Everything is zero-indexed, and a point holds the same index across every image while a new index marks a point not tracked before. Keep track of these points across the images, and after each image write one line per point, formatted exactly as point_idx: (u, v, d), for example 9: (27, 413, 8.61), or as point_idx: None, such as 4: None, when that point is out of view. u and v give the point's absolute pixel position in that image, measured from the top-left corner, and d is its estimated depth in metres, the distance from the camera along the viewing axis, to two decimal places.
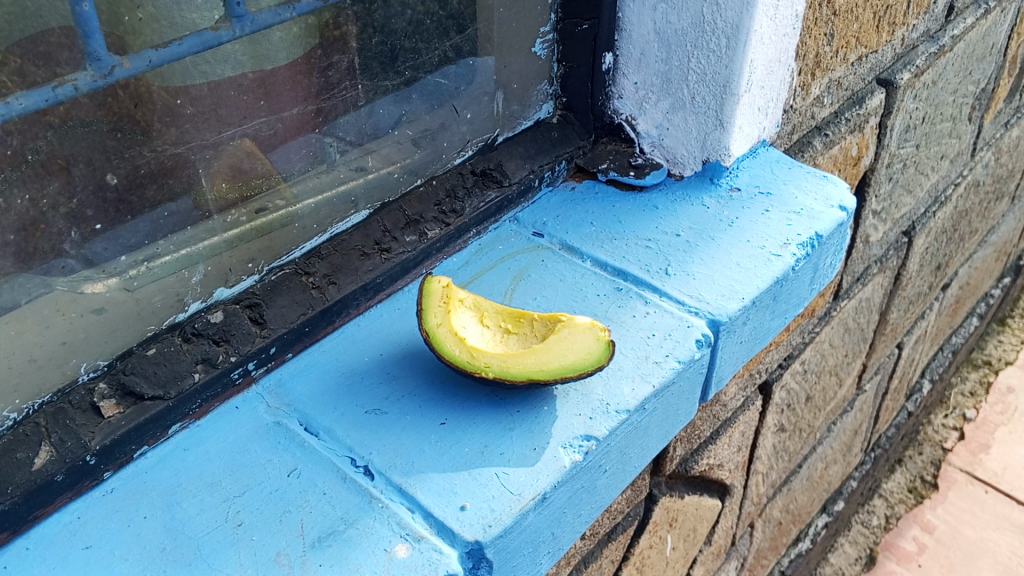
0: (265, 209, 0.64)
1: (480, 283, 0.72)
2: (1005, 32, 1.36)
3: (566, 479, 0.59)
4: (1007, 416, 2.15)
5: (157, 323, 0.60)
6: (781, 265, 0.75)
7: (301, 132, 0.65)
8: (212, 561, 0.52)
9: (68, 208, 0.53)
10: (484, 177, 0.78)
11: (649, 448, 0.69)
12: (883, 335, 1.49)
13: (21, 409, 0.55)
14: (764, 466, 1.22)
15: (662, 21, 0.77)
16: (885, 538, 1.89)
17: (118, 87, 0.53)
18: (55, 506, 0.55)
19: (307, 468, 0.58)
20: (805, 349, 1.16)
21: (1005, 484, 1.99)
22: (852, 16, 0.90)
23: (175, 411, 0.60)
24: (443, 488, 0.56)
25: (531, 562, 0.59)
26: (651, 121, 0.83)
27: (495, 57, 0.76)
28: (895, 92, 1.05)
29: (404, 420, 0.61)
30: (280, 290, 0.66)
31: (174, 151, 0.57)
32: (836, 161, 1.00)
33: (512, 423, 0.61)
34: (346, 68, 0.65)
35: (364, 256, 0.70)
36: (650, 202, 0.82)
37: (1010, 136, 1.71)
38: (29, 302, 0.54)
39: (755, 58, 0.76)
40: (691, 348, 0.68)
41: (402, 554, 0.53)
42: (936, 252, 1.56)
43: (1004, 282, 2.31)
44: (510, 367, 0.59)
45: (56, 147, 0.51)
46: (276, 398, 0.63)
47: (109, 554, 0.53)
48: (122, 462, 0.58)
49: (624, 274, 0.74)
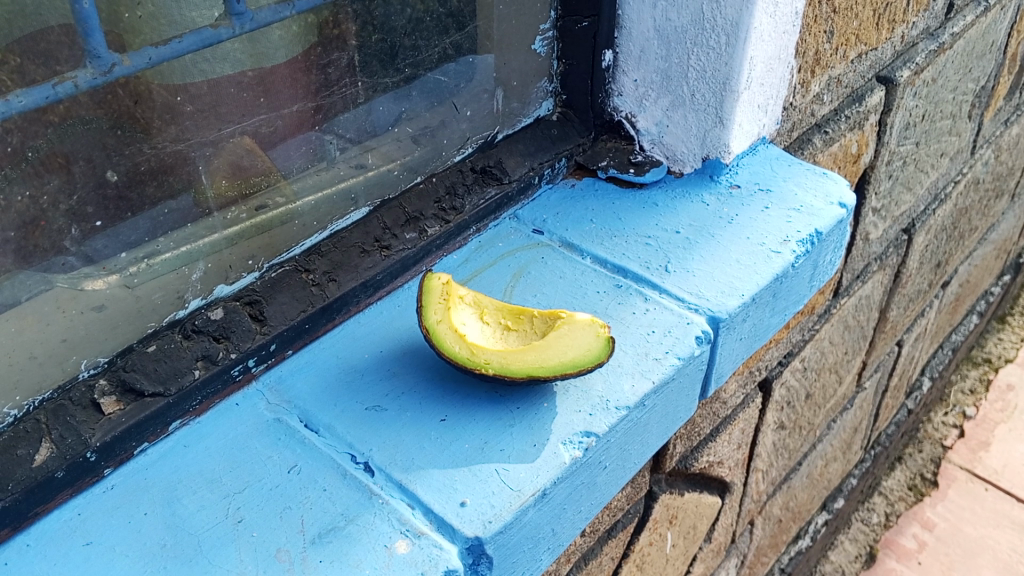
0: (266, 206, 0.64)
1: (480, 280, 0.72)
2: (1005, 29, 1.36)
3: (566, 476, 0.59)
4: (1007, 413, 2.15)
5: (157, 320, 0.60)
6: (781, 262, 0.76)
7: (301, 130, 0.65)
8: (213, 557, 0.52)
9: (68, 206, 0.53)
10: (484, 175, 0.78)
11: (649, 444, 0.69)
12: (882, 333, 1.49)
13: (22, 406, 0.55)
14: (763, 464, 1.23)
15: (662, 18, 0.77)
16: (885, 536, 1.90)
17: (117, 85, 0.53)
18: (55, 502, 0.56)
19: (308, 465, 0.58)
20: (805, 346, 1.16)
21: (1004, 482, 1.99)
22: (851, 13, 0.90)
23: (175, 408, 0.60)
24: (443, 484, 0.57)
25: (530, 558, 0.59)
26: (651, 119, 0.83)
27: (494, 55, 0.76)
28: (894, 90, 1.05)
29: (404, 416, 0.61)
30: (280, 287, 0.66)
31: (174, 148, 0.57)
32: (836, 159, 1.00)
33: (512, 420, 0.61)
34: (345, 65, 0.65)
35: (364, 253, 0.70)
36: (650, 199, 0.82)
37: (1009, 134, 1.71)
38: (29, 299, 0.54)
39: (755, 55, 0.76)
40: (690, 345, 0.68)
41: (402, 550, 0.53)
42: (936, 250, 1.56)
43: (1004, 280, 2.31)
44: (510, 363, 0.59)
45: (56, 144, 0.51)
46: (276, 395, 0.63)
47: (109, 550, 0.53)
48: (122, 458, 0.58)
49: (623, 272, 0.74)
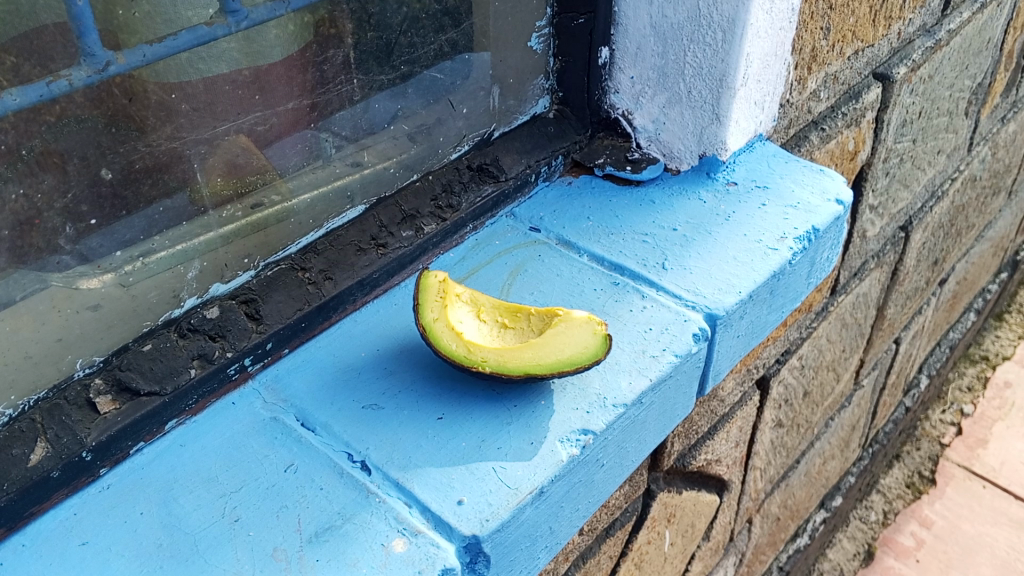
0: (261, 204, 0.64)
1: (477, 278, 0.72)
2: (1001, 26, 1.37)
3: (564, 473, 0.58)
4: (1005, 411, 2.16)
5: (153, 319, 0.60)
6: (777, 259, 0.75)
7: (297, 127, 0.64)
8: (209, 557, 0.52)
9: (63, 204, 0.53)
10: (480, 172, 0.78)
11: (647, 441, 0.69)
12: (880, 331, 1.49)
13: (17, 406, 0.55)
14: (761, 461, 1.22)
15: (658, 15, 0.77)
16: (882, 534, 1.90)
17: (112, 83, 0.53)
18: (51, 503, 0.55)
19: (304, 463, 0.58)
20: (803, 344, 1.16)
21: (1002, 479, 1.99)
22: (847, 10, 0.90)
23: (171, 407, 0.60)
24: (440, 482, 0.56)
25: (528, 557, 0.59)
26: (648, 116, 0.83)
27: (491, 52, 0.76)
28: (892, 87, 1.05)
29: (401, 415, 0.61)
30: (276, 285, 0.65)
31: (169, 146, 0.57)
32: (833, 156, 1.00)
33: (509, 417, 0.60)
34: (341, 62, 0.65)
35: (360, 252, 0.70)
36: (647, 196, 0.82)
37: (1006, 131, 1.71)
38: (24, 298, 0.53)
39: (752, 51, 0.76)
40: (688, 342, 0.68)
41: (398, 549, 0.53)
42: (933, 247, 1.56)
43: (1001, 277, 2.31)
44: (506, 360, 0.59)
45: (50, 143, 0.51)
46: (273, 394, 0.63)
47: (105, 550, 0.53)
48: (117, 458, 0.58)
49: (620, 269, 0.74)
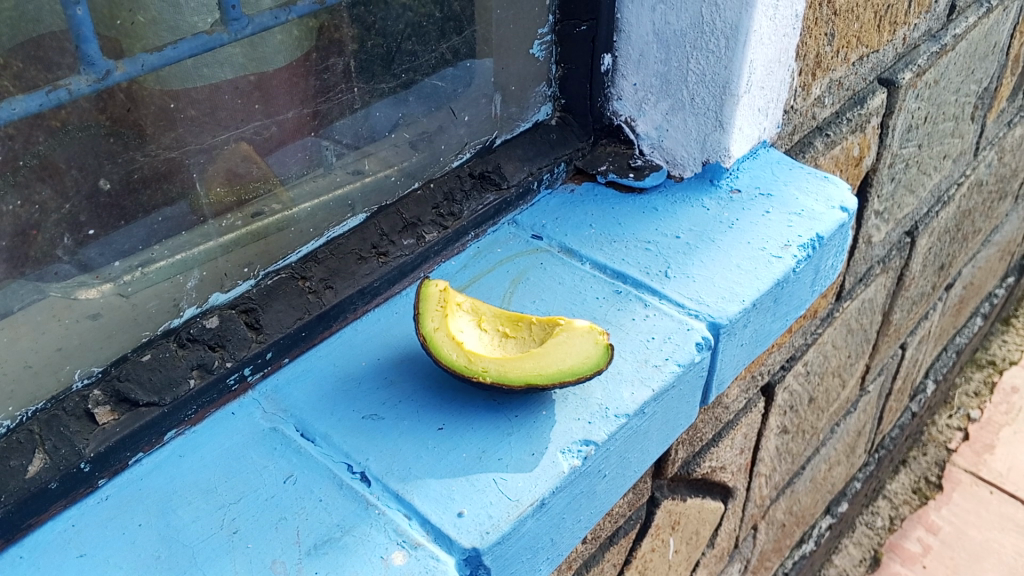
0: (262, 212, 0.64)
1: (479, 287, 0.72)
2: (1008, 31, 1.36)
3: (565, 485, 0.58)
4: (1013, 415, 2.14)
5: (152, 329, 0.60)
6: (782, 267, 0.75)
7: (298, 135, 0.64)
8: (207, 568, 0.52)
9: (61, 214, 0.53)
10: (483, 179, 0.78)
11: (650, 452, 0.68)
12: (886, 336, 1.48)
13: (15, 416, 0.54)
14: (766, 468, 1.22)
15: (660, 22, 0.77)
16: (889, 540, 1.89)
17: (115, 90, 0.52)
18: (49, 514, 0.55)
19: (304, 474, 0.58)
20: (808, 350, 1.15)
21: (1010, 485, 1.98)
22: (852, 15, 0.89)
23: (170, 417, 0.59)
24: (440, 494, 0.56)
25: (529, 568, 0.59)
26: (650, 123, 0.83)
27: (493, 59, 0.76)
28: (897, 92, 1.04)
29: (401, 425, 0.60)
30: (276, 294, 0.65)
31: (169, 155, 0.57)
32: (838, 161, 0.99)
33: (510, 428, 0.60)
34: (342, 70, 0.65)
35: (361, 260, 0.69)
36: (650, 203, 0.82)
37: (1013, 135, 1.70)
38: (22, 308, 0.53)
39: (754, 58, 0.75)
40: (690, 351, 0.68)
41: (398, 562, 0.53)
42: (939, 253, 1.55)
43: (1007, 282, 2.29)
44: (507, 371, 0.58)
45: (51, 152, 0.51)
46: (273, 404, 0.63)
47: (103, 561, 0.52)
48: (116, 469, 0.58)
49: (623, 277, 0.74)
